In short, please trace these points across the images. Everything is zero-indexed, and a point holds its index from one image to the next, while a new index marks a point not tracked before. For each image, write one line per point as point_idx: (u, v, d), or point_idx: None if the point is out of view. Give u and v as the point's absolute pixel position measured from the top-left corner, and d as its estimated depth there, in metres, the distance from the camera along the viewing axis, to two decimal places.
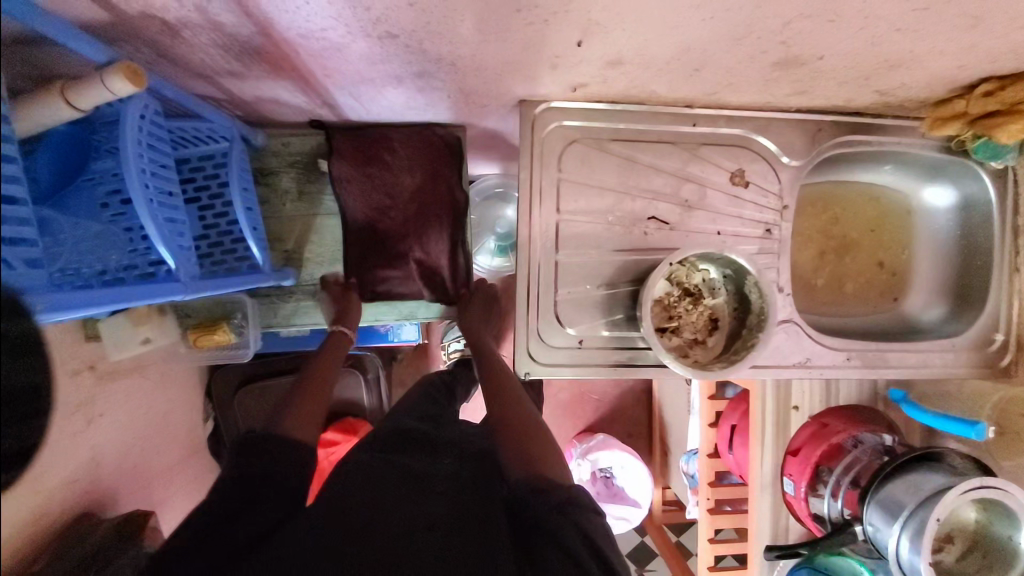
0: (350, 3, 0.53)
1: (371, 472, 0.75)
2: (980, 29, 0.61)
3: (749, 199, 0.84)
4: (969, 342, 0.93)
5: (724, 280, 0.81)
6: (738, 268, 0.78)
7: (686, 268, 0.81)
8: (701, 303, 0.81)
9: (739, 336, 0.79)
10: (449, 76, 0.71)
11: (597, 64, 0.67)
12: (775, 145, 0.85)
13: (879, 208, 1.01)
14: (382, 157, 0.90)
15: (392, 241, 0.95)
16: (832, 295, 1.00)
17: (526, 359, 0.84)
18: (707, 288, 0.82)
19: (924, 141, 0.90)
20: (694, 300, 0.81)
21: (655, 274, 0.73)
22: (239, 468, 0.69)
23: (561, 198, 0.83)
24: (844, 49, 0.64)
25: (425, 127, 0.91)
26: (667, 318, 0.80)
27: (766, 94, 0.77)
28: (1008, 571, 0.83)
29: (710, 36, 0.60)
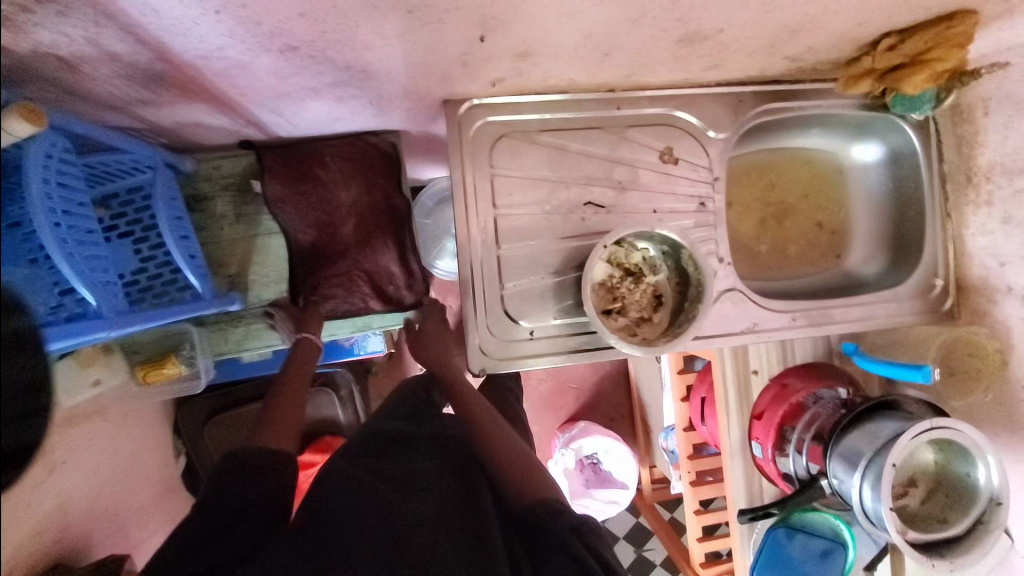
0: (240, 20, 0.53)
1: (356, 482, 0.73)
2: None
3: (681, 175, 0.86)
4: (909, 290, 0.96)
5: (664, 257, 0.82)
6: (673, 243, 0.79)
7: (624, 249, 0.82)
8: (643, 282, 0.82)
9: (682, 309, 0.80)
10: (365, 83, 0.71)
11: (508, 58, 0.68)
12: (699, 120, 0.87)
13: (812, 171, 1.04)
14: (317, 174, 0.90)
15: (333, 257, 0.94)
16: (777, 260, 1.03)
17: (479, 356, 0.85)
18: (647, 266, 0.82)
19: (844, 101, 0.93)
20: (636, 279, 0.82)
21: (591, 257, 0.73)
22: (217, 491, 0.69)
23: (497, 193, 0.84)
24: (742, 21, 0.66)
25: (358, 136, 0.91)
26: (611, 300, 0.81)
27: (682, 71, 0.79)
28: (969, 510, 0.84)
29: (608, 20, 0.61)
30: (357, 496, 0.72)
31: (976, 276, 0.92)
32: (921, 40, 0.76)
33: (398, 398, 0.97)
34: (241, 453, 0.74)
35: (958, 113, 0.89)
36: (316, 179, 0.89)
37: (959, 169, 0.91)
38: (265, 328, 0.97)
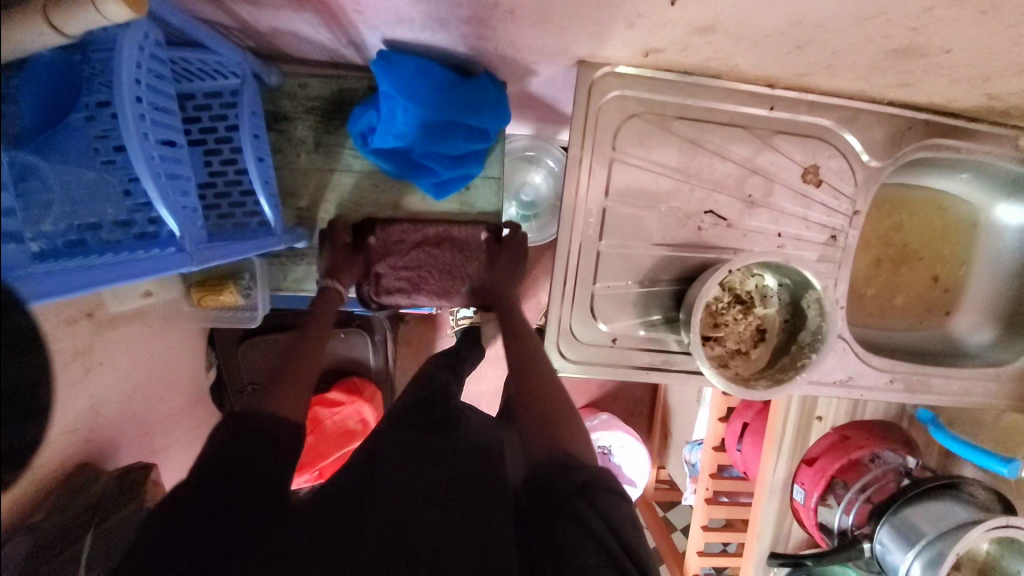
0: None
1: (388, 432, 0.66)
2: None
3: (819, 200, 0.76)
4: (1014, 373, 0.88)
5: (778, 291, 0.75)
6: (799, 277, 0.71)
7: (741, 274, 0.74)
8: (751, 314, 0.75)
9: (786, 353, 0.73)
10: (502, 24, 0.60)
11: (684, 29, 0.56)
12: (858, 141, 0.75)
13: (948, 220, 0.92)
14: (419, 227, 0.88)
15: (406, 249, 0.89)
16: (879, 307, 0.93)
17: (554, 353, 0.79)
18: (760, 295, 0.75)
19: (1016, 154, 0.81)
20: (744, 309, 0.75)
21: (712, 280, 0.66)
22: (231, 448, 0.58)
23: (610, 181, 0.74)
24: (979, 45, 0.53)
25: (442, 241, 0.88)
26: (713, 325, 0.74)
27: (865, 83, 0.66)
28: None
29: (832, 11, 0.49)
30: (375, 473, 0.59)
31: None
32: None
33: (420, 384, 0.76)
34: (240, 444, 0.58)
35: None
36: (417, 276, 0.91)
37: None
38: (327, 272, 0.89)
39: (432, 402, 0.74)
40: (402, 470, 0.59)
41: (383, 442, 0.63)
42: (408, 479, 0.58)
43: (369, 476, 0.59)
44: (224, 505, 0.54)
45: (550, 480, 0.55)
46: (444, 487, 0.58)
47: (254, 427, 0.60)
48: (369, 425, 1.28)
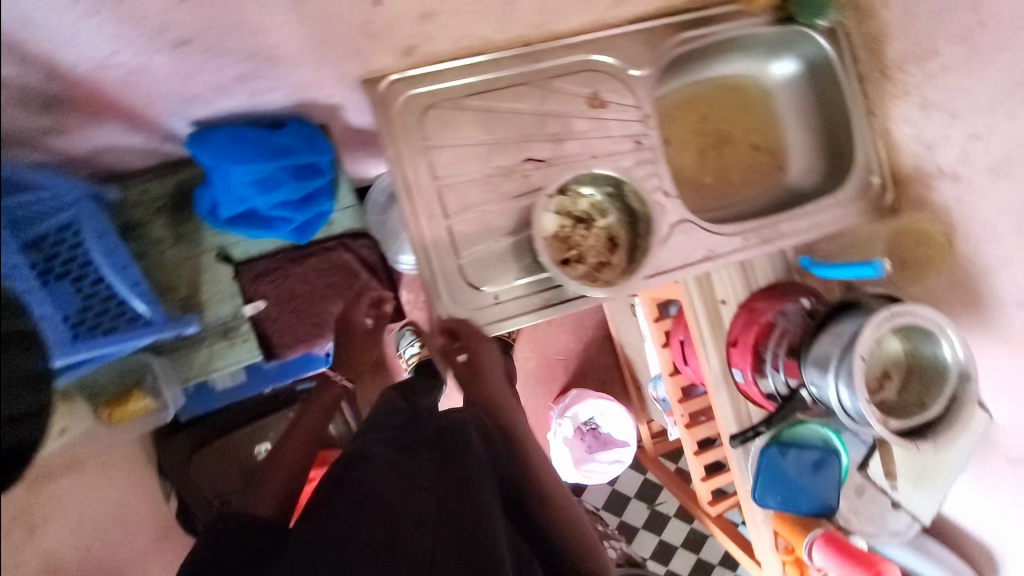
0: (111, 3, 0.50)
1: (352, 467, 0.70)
2: None
3: (612, 117, 0.87)
4: (852, 193, 0.99)
5: (608, 199, 0.85)
6: (608, 180, 0.82)
7: (572, 197, 0.83)
8: (591, 227, 0.84)
9: (637, 247, 0.84)
10: (274, 73, 0.70)
11: (410, 19, 0.67)
12: (617, 60, 0.88)
13: (743, 97, 1.06)
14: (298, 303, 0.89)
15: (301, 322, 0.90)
16: (722, 190, 1.05)
17: (448, 331, 0.84)
18: (596, 210, 0.84)
19: (756, 21, 0.95)
20: (584, 226, 0.84)
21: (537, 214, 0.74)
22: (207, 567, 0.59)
23: (434, 163, 0.82)
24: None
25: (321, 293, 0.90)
26: (565, 250, 0.83)
27: (590, 11, 0.79)
28: (942, 388, 0.85)
29: None
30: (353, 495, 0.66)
31: (910, 165, 0.95)
32: None
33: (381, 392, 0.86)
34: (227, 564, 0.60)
35: (862, 13, 0.93)
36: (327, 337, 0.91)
37: (873, 66, 0.94)
38: (229, 345, 0.89)
39: (415, 418, 0.82)
40: (402, 486, 0.68)
41: (370, 465, 0.70)
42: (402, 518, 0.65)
43: (356, 490, 0.67)
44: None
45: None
46: (438, 494, 0.68)
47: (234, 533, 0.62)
48: None
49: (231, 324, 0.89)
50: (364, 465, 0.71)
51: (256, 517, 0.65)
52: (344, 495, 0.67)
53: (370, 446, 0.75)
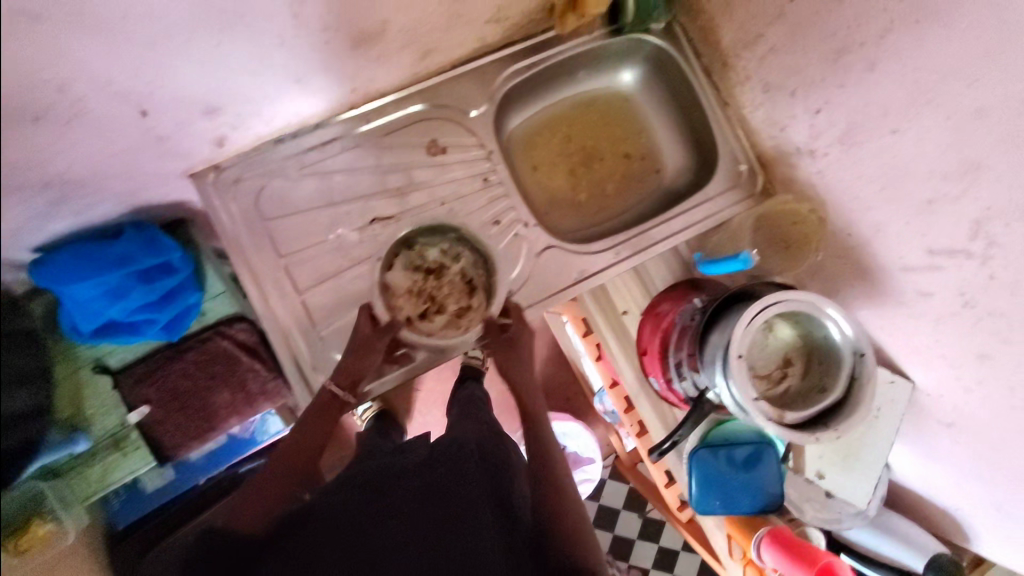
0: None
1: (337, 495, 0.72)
2: None
3: (455, 161, 0.88)
4: (722, 184, 0.97)
5: (455, 244, 0.83)
6: (445, 227, 0.82)
7: (418, 249, 0.82)
8: (444, 275, 0.81)
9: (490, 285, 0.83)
10: (83, 194, 0.69)
11: (199, 114, 0.67)
12: (452, 104, 0.88)
13: (602, 109, 1.06)
14: (183, 400, 0.90)
15: (188, 419, 0.90)
16: (599, 204, 1.05)
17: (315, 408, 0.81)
18: (447, 256, 0.82)
19: (589, 39, 0.96)
20: (437, 276, 0.81)
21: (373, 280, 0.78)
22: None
23: (276, 242, 0.82)
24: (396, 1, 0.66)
25: (205, 388, 0.90)
26: (422, 305, 0.81)
27: (400, 66, 0.79)
28: (840, 370, 0.80)
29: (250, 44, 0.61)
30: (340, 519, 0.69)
31: (770, 147, 0.93)
32: None
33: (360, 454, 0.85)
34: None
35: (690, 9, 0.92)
36: (217, 428, 0.91)
37: (714, 57, 0.93)
38: (122, 456, 0.87)
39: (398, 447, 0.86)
40: (397, 507, 0.71)
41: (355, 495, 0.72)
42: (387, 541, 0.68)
43: (330, 515, 0.70)
44: None
45: None
46: (419, 508, 0.71)
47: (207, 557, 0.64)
48: None
49: (122, 435, 0.88)
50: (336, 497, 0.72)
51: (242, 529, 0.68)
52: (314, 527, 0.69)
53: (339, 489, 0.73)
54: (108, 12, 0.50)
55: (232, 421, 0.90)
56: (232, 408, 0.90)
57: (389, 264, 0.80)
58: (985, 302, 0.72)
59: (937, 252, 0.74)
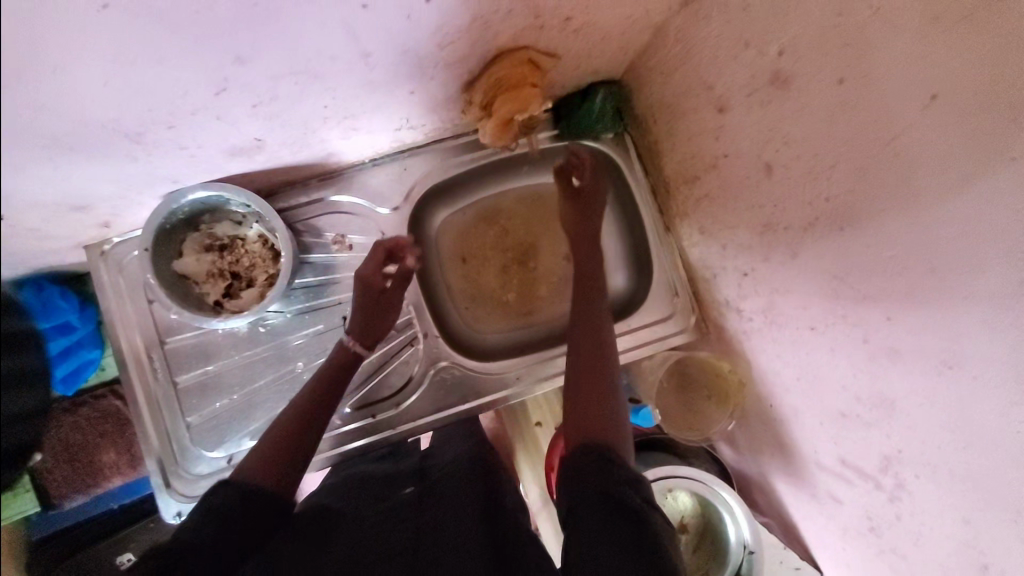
0: None
1: (310, 506, 0.57)
2: (374, 72, 0.57)
3: (359, 259, 0.83)
4: (653, 314, 0.89)
5: (237, 215, 0.76)
6: (213, 201, 0.74)
7: (201, 233, 0.75)
8: (239, 248, 0.77)
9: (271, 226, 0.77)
10: None
11: (67, 211, 0.65)
12: (365, 199, 0.84)
13: (547, 204, 0.96)
14: (72, 452, 0.91)
15: (73, 472, 0.90)
16: (525, 306, 0.96)
17: (169, 501, 0.78)
18: (230, 236, 0.77)
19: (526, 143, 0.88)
20: (232, 251, 0.77)
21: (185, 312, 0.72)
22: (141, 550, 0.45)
23: (161, 327, 0.79)
24: (262, 126, 0.60)
25: (95, 443, 0.92)
26: (228, 287, 0.76)
27: (301, 166, 0.75)
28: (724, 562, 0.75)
29: (100, 165, 0.57)
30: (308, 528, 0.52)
31: (705, 287, 0.84)
32: (481, 89, 0.65)
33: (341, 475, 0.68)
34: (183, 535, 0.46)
35: (640, 126, 0.84)
36: (98, 486, 0.92)
37: (658, 180, 0.85)
38: None
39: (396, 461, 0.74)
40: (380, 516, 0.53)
41: (333, 510, 0.55)
42: (368, 532, 0.51)
43: (331, 520, 0.53)
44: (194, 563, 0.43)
45: (583, 478, 0.50)
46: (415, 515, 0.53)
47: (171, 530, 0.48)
48: None
49: None
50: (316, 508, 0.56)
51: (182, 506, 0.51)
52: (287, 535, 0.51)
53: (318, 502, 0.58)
54: None
55: (115, 481, 0.92)
56: (117, 468, 0.92)
57: (179, 255, 0.75)
58: (891, 538, 0.60)
59: (849, 465, 0.63)
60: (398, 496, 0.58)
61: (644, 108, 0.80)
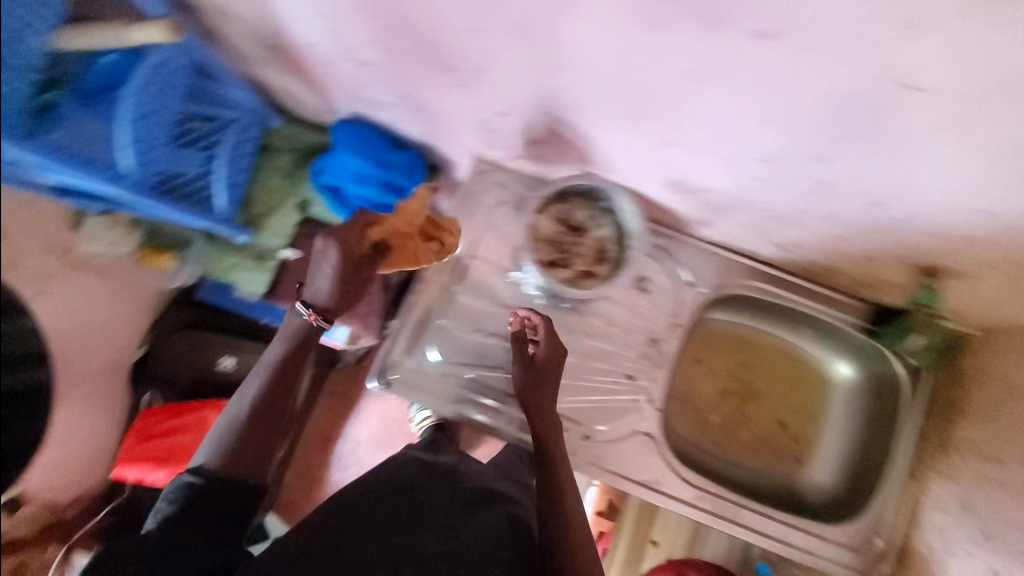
0: None
1: (370, 490, 0.76)
2: (836, 201, 0.67)
3: (645, 305, 0.88)
4: (851, 537, 0.85)
5: (605, 215, 0.87)
6: (607, 195, 0.85)
7: (569, 207, 0.87)
8: (586, 237, 0.87)
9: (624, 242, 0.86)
10: (418, 117, 0.88)
11: (527, 139, 0.80)
12: (683, 267, 0.89)
13: (800, 372, 0.99)
14: None
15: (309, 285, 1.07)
16: (723, 438, 0.96)
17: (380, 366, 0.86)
18: (590, 222, 0.87)
19: (838, 316, 0.92)
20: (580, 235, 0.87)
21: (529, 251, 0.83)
22: (183, 530, 0.59)
23: (478, 245, 0.92)
24: (723, 185, 0.71)
25: None
26: (557, 254, 0.87)
27: (678, 217, 0.86)
28: None
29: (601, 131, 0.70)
30: (355, 514, 0.71)
31: (928, 555, 0.80)
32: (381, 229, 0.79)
33: (388, 463, 0.84)
34: (189, 551, 0.57)
35: (951, 378, 0.86)
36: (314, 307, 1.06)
37: (938, 431, 0.85)
38: (254, 267, 1.06)
39: (427, 470, 0.84)
40: (393, 518, 0.72)
41: (386, 500, 0.75)
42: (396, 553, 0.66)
43: (357, 536, 0.68)
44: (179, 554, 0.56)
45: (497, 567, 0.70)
46: (408, 520, 0.72)
47: (223, 491, 0.64)
48: None
49: (267, 254, 1.06)
50: (348, 496, 0.75)
51: (222, 471, 0.65)
52: (338, 517, 0.70)
53: (342, 492, 0.75)
54: (553, 67, 0.60)
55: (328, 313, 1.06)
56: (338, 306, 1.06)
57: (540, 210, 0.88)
58: None
59: None
60: (440, 513, 0.75)
61: (974, 369, 0.82)
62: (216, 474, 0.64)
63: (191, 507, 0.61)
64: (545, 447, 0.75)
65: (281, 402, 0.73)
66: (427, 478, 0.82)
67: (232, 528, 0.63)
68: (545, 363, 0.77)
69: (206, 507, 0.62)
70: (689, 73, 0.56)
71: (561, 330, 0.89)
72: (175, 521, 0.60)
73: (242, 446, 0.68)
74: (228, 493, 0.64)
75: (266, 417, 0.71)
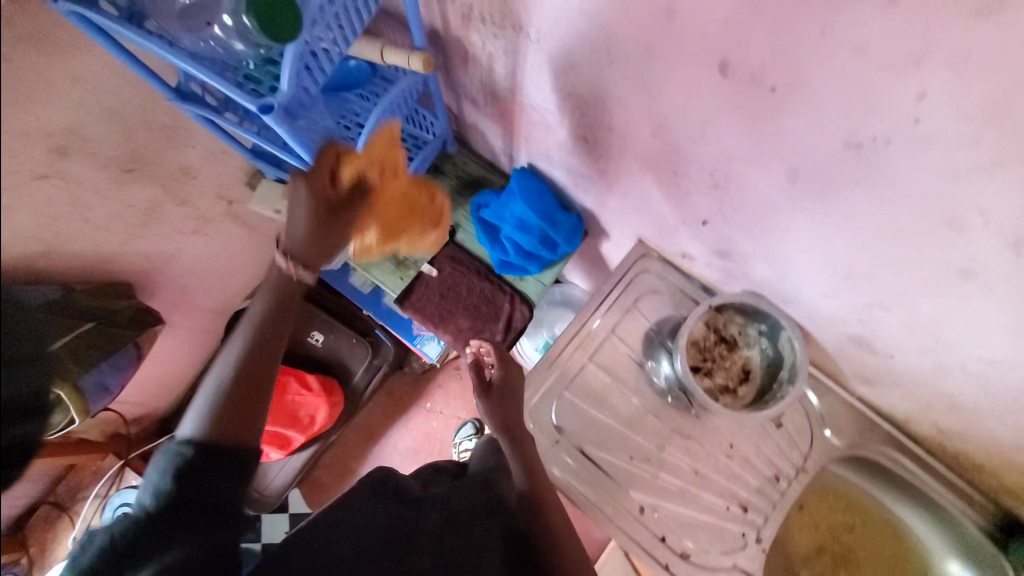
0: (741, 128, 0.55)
1: (378, 500, 0.69)
2: None
3: (776, 440, 0.87)
4: None
5: (760, 336, 0.85)
6: (768, 316, 0.82)
7: (723, 318, 0.85)
8: (736, 352, 0.85)
9: (773, 370, 0.85)
10: (601, 190, 0.91)
11: (709, 247, 0.80)
12: (825, 412, 0.88)
13: (902, 551, 0.91)
14: (449, 294, 1.11)
15: (438, 305, 1.11)
16: None
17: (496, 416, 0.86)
18: (743, 339, 0.85)
19: (963, 509, 0.84)
20: (730, 349, 0.85)
21: (684, 356, 0.82)
22: (186, 487, 0.50)
23: (620, 322, 0.91)
24: (913, 358, 0.68)
25: (463, 302, 1.12)
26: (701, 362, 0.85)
27: (833, 363, 0.83)
28: None
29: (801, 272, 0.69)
30: (355, 524, 0.64)
31: None
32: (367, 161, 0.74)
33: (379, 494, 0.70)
34: (214, 489, 0.52)
35: None
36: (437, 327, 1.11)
37: None
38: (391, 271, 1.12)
39: (401, 498, 0.71)
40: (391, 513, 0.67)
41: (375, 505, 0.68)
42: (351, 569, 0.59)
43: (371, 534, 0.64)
44: (181, 526, 0.49)
45: None
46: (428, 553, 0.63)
47: (208, 468, 0.52)
48: (315, 422, 1.37)
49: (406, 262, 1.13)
50: (349, 515, 0.66)
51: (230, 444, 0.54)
52: (339, 538, 0.63)
53: (361, 509, 0.67)
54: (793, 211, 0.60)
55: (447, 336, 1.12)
56: (460, 333, 1.11)
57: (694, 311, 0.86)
58: None
59: None
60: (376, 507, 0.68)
61: None
62: (205, 443, 0.53)
63: (207, 457, 0.52)
64: (545, 522, 0.72)
65: (276, 341, 0.64)
66: (418, 502, 0.71)
67: (243, 484, 0.54)
68: (501, 387, 0.83)
69: (198, 493, 0.50)
70: (961, 271, 0.52)
71: (681, 435, 0.87)
72: (192, 469, 0.51)
73: (233, 404, 0.57)
74: (212, 467, 0.52)
75: (268, 346, 0.63)
